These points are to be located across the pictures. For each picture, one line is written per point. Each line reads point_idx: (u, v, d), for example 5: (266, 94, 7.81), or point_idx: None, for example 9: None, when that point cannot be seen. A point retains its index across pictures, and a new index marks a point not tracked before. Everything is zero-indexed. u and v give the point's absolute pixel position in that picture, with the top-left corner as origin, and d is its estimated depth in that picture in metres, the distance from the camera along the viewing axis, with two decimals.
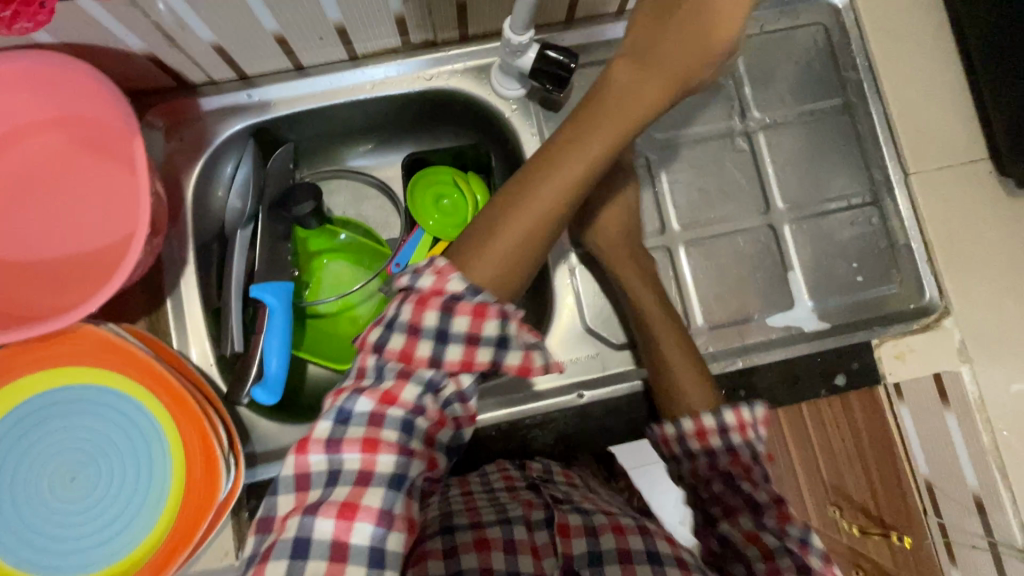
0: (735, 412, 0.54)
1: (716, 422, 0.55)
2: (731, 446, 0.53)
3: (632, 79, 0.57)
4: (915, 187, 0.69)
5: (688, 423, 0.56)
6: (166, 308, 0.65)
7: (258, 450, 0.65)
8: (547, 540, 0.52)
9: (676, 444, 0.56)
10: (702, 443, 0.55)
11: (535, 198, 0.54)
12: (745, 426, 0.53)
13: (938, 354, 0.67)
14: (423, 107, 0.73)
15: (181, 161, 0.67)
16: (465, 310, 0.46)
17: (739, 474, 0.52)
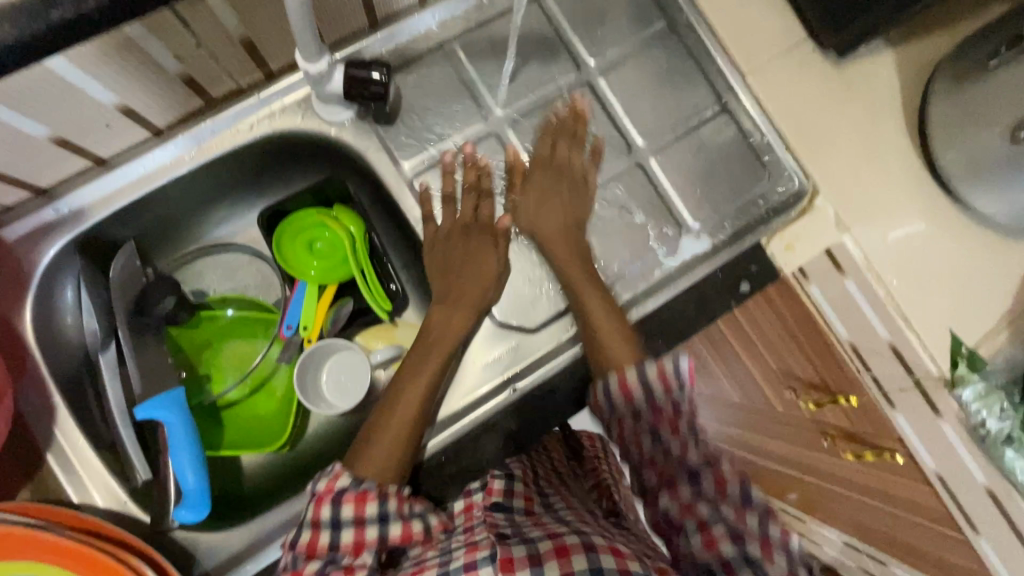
0: (656, 364, 0.55)
1: (639, 377, 0.56)
2: (650, 397, 0.55)
3: (443, 315, 0.65)
4: (754, 85, 0.71)
5: (614, 381, 0.57)
6: (50, 464, 0.59)
7: (209, 565, 0.61)
8: (524, 552, 0.47)
9: (605, 401, 0.58)
10: (624, 393, 0.57)
11: (401, 406, 0.61)
12: (667, 374, 0.55)
13: (819, 232, 0.71)
14: (258, 158, 0.68)
15: (8, 304, 0.60)
16: (349, 500, 0.55)
17: (665, 429, 0.55)
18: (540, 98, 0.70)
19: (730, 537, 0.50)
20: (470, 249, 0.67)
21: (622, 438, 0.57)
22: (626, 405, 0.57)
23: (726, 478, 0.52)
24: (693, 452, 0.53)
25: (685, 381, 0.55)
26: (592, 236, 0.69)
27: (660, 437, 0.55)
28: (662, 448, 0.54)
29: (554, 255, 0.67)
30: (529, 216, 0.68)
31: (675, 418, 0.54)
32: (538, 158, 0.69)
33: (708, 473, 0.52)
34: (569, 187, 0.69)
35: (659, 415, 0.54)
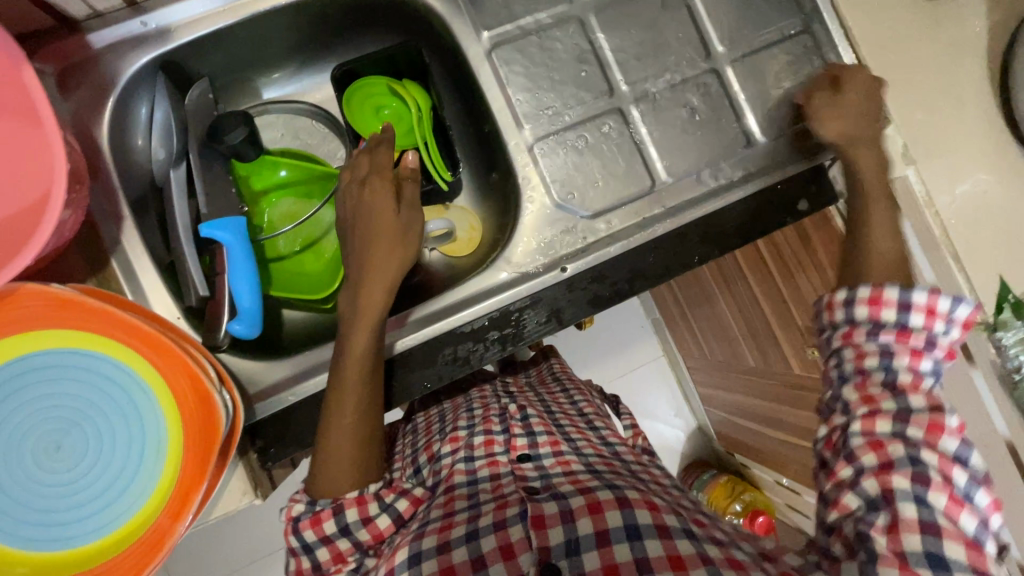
0: (929, 294, 0.51)
1: (901, 297, 0.52)
2: (903, 327, 0.52)
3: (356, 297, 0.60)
4: (842, 7, 0.71)
5: (864, 289, 0.54)
6: (113, 267, 0.60)
7: (252, 391, 0.62)
8: (555, 509, 0.57)
9: (840, 309, 0.55)
10: (871, 314, 0.53)
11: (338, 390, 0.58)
12: (934, 314, 0.52)
13: (886, 161, 0.70)
14: (340, 12, 0.69)
15: (88, 112, 0.61)
16: (305, 525, 0.58)
17: (904, 364, 0.51)
18: None
19: (913, 475, 0.47)
20: (367, 215, 0.61)
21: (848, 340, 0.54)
22: (870, 328, 0.53)
23: (941, 424, 0.48)
24: (918, 392, 0.50)
25: (953, 328, 0.52)
26: (660, 131, 0.68)
27: (896, 363, 0.52)
28: (882, 346, 0.52)
29: (620, 144, 0.68)
30: (600, 103, 0.68)
31: (934, 317, 0.52)
32: (617, 49, 0.69)
33: (926, 450, 0.48)
34: (641, 82, 0.69)
35: (903, 339, 0.52)
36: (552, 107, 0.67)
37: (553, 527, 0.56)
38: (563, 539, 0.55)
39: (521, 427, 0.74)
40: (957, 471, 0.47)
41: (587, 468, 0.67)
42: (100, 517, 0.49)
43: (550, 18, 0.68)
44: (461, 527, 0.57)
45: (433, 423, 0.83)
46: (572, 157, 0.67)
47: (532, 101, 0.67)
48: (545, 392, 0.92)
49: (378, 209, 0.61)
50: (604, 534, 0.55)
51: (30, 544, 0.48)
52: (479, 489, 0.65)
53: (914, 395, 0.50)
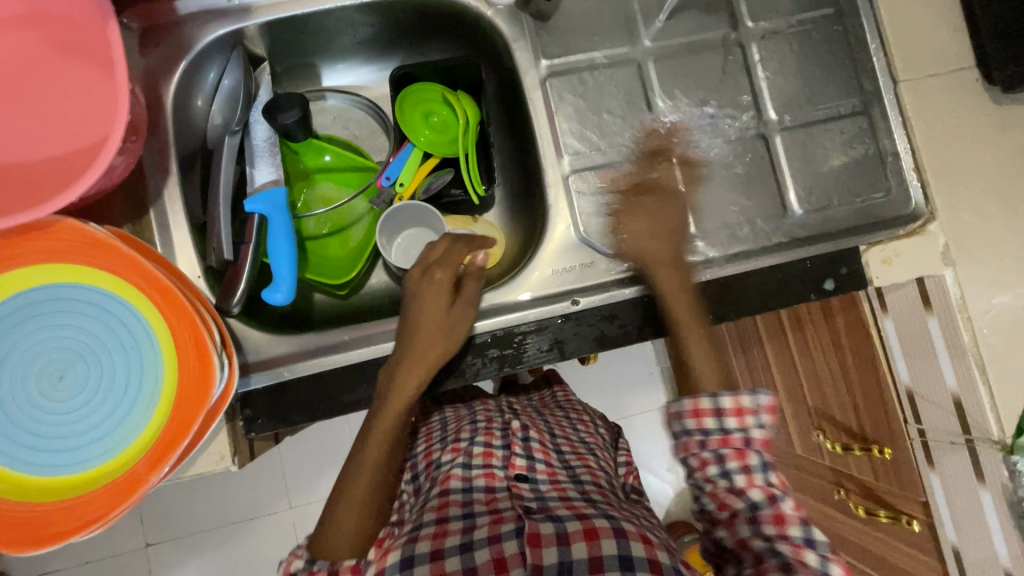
0: (735, 398, 0.56)
1: (713, 405, 0.57)
2: (724, 428, 0.56)
3: (419, 337, 0.60)
4: (905, 95, 0.70)
5: (688, 403, 0.57)
6: (150, 217, 0.63)
7: (253, 359, 0.63)
8: (551, 531, 0.57)
9: (678, 422, 0.58)
10: (697, 425, 0.57)
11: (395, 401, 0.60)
12: (743, 411, 0.56)
13: (924, 258, 0.68)
14: (409, 17, 0.71)
15: (160, 69, 0.65)
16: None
17: (737, 467, 0.56)
18: (689, 45, 0.70)
19: (779, 565, 0.52)
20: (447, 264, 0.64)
21: (703, 472, 0.57)
22: (700, 438, 0.57)
23: (784, 515, 0.54)
24: (755, 490, 0.55)
25: (762, 416, 0.57)
26: (697, 186, 0.68)
27: (731, 467, 0.56)
28: (714, 451, 0.56)
29: (655, 190, 0.68)
30: (642, 148, 0.69)
31: (742, 413, 0.56)
32: (670, 99, 0.70)
33: (780, 540, 0.53)
34: (688, 134, 0.69)
35: (730, 444, 0.56)
36: (596, 141, 0.68)
37: (548, 547, 0.55)
38: (555, 561, 0.54)
39: (523, 449, 0.72)
40: (809, 554, 0.52)
41: (582, 496, 0.65)
42: (86, 451, 0.51)
43: (610, 57, 0.69)
44: (456, 537, 0.58)
45: (433, 428, 0.81)
46: (607, 194, 0.68)
47: (577, 133, 0.68)
48: (549, 414, 0.89)
49: (427, 306, 0.61)
50: (596, 560, 0.54)
51: (12, 463, 0.50)
52: (474, 499, 0.64)
53: (754, 492, 0.55)
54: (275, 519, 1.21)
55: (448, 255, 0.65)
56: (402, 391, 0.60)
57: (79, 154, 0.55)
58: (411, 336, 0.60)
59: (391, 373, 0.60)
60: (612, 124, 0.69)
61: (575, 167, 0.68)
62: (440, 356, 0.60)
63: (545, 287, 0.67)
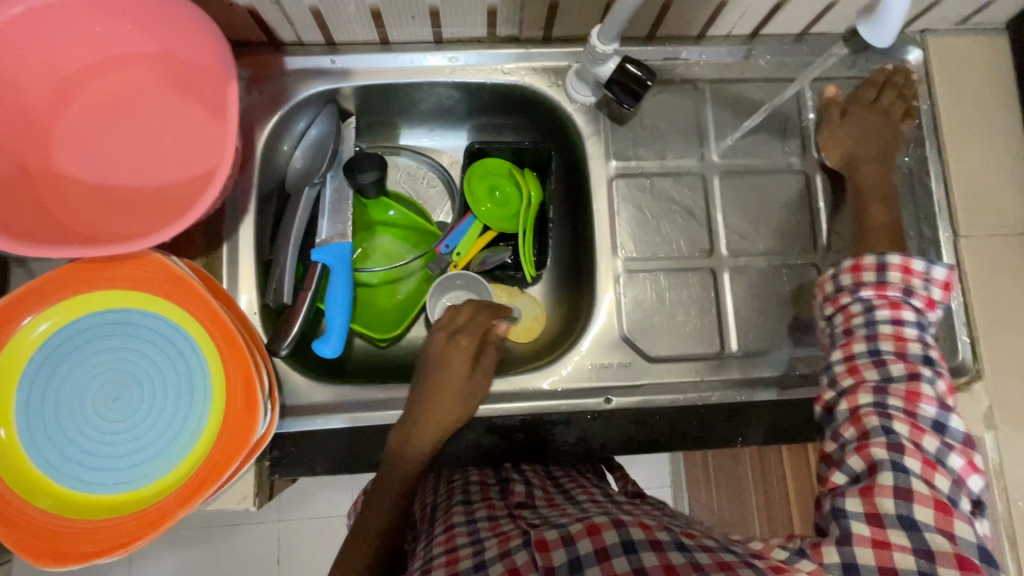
0: (906, 257, 0.56)
1: (878, 262, 0.56)
2: (883, 282, 0.56)
3: (439, 391, 0.62)
4: (963, 249, 0.70)
5: (847, 277, 0.57)
6: (222, 251, 0.67)
7: (290, 403, 0.65)
8: (557, 535, 0.47)
9: (846, 295, 0.57)
10: (855, 280, 0.57)
11: (411, 451, 0.62)
12: (861, 268, 0.57)
13: (964, 417, 0.67)
14: (493, 99, 0.75)
15: (258, 116, 0.69)
16: None
17: (888, 313, 0.55)
18: (755, 165, 0.73)
19: (887, 444, 0.48)
20: (473, 327, 0.66)
21: (846, 324, 0.56)
22: (853, 289, 0.57)
23: (920, 392, 0.50)
24: (914, 345, 0.53)
25: (932, 287, 0.56)
26: (744, 304, 0.69)
27: (880, 313, 0.55)
28: (869, 308, 0.55)
29: (701, 301, 0.69)
30: (694, 261, 0.70)
31: (930, 307, 0.56)
32: (729, 214, 0.71)
33: (894, 363, 0.52)
34: (742, 252, 0.71)
35: (884, 294, 0.55)
36: (653, 245, 0.70)
37: (556, 551, 0.46)
38: (565, 560, 0.45)
39: (518, 475, 0.64)
40: (928, 389, 0.50)
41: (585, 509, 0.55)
42: (124, 474, 0.53)
43: (677, 168, 0.72)
44: (466, 561, 0.48)
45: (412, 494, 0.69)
46: (655, 297, 0.69)
47: (635, 234, 0.71)
48: None
49: (450, 371, 0.64)
50: (604, 551, 0.44)
51: (55, 474, 0.52)
52: (476, 526, 0.54)
53: (889, 342, 0.53)
54: (262, 539, 1.21)
55: (472, 321, 0.67)
56: (418, 448, 0.62)
57: (180, 192, 0.60)
58: (428, 401, 0.62)
59: (404, 430, 0.62)
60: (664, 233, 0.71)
61: (630, 267, 0.70)
62: (455, 416, 0.63)
63: (589, 381, 0.67)
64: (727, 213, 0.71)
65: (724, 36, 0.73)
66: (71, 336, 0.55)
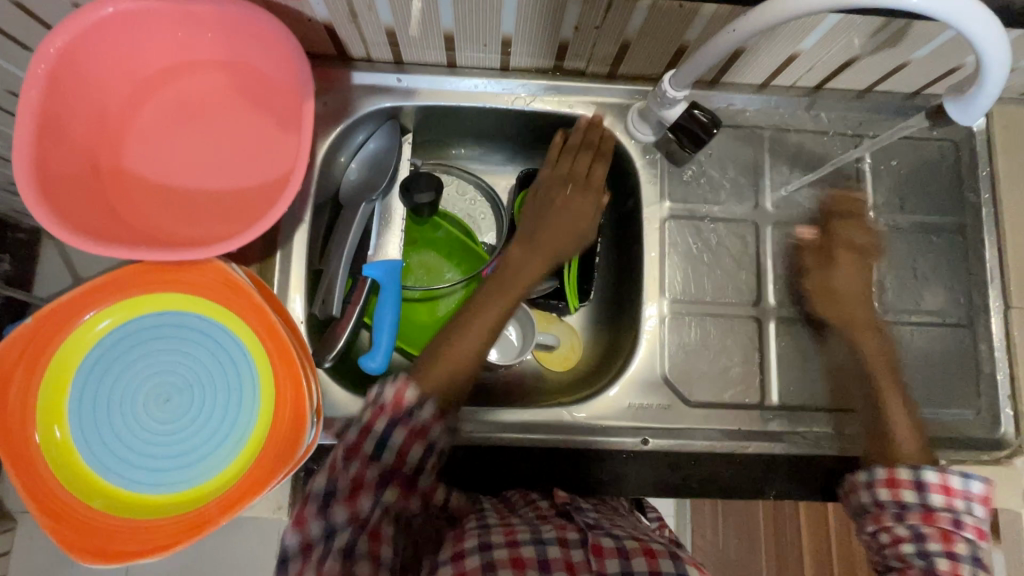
0: (940, 472, 0.58)
1: (913, 478, 0.59)
2: (926, 503, 0.58)
3: (521, 257, 0.67)
4: (1012, 321, 0.70)
5: (880, 471, 0.61)
6: (275, 259, 0.67)
7: (329, 414, 0.65)
8: (612, 545, 0.54)
9: (863, 492, 0.61)
10: (892, 498, 0.59)
11: (496, 299, 0.63)
12: (949, 488, 0.58)
13: (1007, 495, 0.66)
14: (550, 129, 0.76)
15: (322, 127, 0.70)
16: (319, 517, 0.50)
17: (937, 498, 0.58)
18: (808, 218, 0.72)
19: None
20: (567, 206, 0.70)
21: (896, 551, 0.58)
22: (895, 511, 0.59)
23: (960, 571, 0.55)
24: (959, 573, 0.55)
25: (973, 506, 0.58)
26: (787, 356, 0.69)
27: (931, 549, 0.57)
28: (913, 529, 0.58)
29: (743, 350, 0.69)
30: (741, 308, 0.70)
31: (981, 535, 0.58)
32: (778, 264, 0.71)
33: (950, 574, 0.55)
34: (788, 304, 0.71)
35: (934, 522, 0.57)
36: (700, 291, 0.70)
37: (608, 559, 0.53)
38: (617, 569, 0.52)
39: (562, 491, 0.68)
40: None
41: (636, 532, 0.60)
42: (168, 475, 0.54)
43: (730, 216, 0.72)
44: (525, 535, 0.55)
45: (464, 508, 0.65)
46: (699, 343, 0.69)
47: (684, 277, 0.70)
48: None
49: (579, 217, 0.69)
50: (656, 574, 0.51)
51: (103, 470, 0.53)
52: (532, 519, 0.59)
53: (942, 559, 0.56)
54: None
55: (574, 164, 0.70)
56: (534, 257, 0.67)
57: (247, 199, 0.60)
58: (515, 270, 0.66)
59: (500, 280, 0.65)
60: (717, 280, 0.70)
61: (677, 312, 0.70)
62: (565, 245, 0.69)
63: (629, 421, 0.67)
64: (776, 263, 0.71)
65: (787, 87, 0.73)
66: (128, 335, 0.55)
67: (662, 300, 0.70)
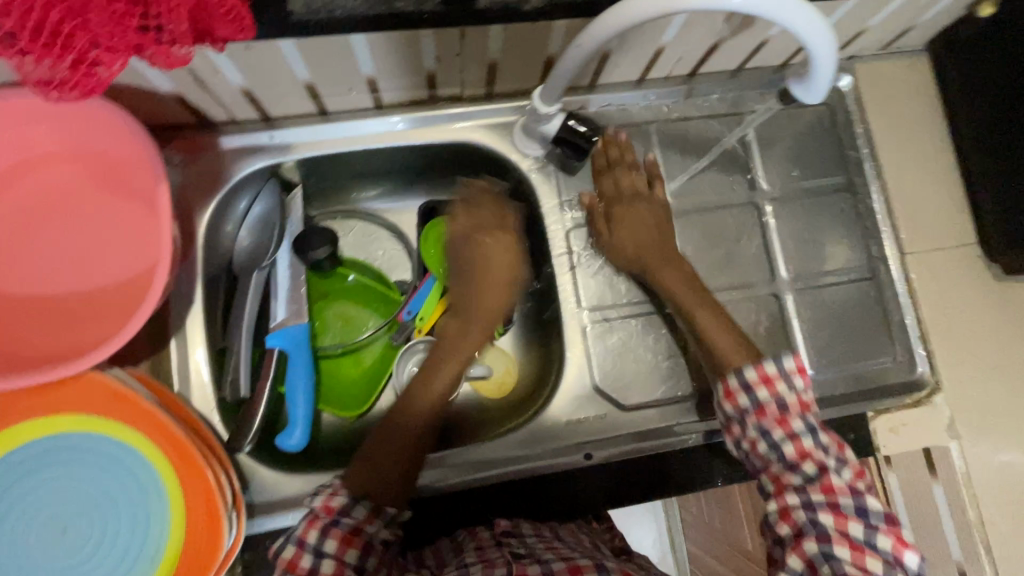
0: (758, 368, 0.58)
1: (742, 380, 0.58)
2: (756, 402, 0.58)
3: (454, 333, 0.69)
4: (909, 265, 0.73)
5: (721, 388, 0.60)
6: (170, 349, 0.63)
7: (258, 499, 0.62)
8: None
9: (741, 398, 0.58)
10: (734, 405, 0.59)
11: (438, 376, 0.67)
12: (770, 378, 0.58)
13: (928, 429, 0.70)
14: (440, 157, 0.74)
15: (197, 201, 0.66)
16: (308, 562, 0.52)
17: (766, 393, 0.58)
18: (707, 202, 0.74)
19: (817, 537, 0.51)
20: (478, 260, 0.71)
21: (755, 453, 0.57)
22: (739, 419, 0.59)
23: (833, 486, 0.53)
24: (810, 461, 0.55)
25: (793, 380, 0.58)
26: None
27: (778, 438, 0.56)
28: (773, 440, 0.56)
29: (668, 344, 0.69)
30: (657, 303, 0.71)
31: (806, 403, 0.58)
32: (686, 253, 0.72)
33: (813, 487, 0.53)
34: (703, 289, 0.71)
35: (766, 415, 0.57)
36: (615, 294, 0.70)
37: None
38: None
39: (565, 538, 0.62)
40: (840, 483, 0.53)
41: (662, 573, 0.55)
42: None
43: None
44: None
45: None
46: (623, 347, 0.69)
47: (597, 285, 0.71)
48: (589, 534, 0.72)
49: (496, 265, 0.71)
50: None
51: None
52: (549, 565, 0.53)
53: (806, 463, 0.54)
54: None
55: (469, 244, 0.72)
56: (459, 345, 0.69)
57: (116, 296, 0.56)
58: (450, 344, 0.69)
59: (430, 359, 0.68)
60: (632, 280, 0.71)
61: (597, 319, 0.70)
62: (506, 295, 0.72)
63: (569, 438, 0.67)
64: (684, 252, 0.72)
65: (663, 78, 0.73)
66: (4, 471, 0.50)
67: (581, 310, 0.70)
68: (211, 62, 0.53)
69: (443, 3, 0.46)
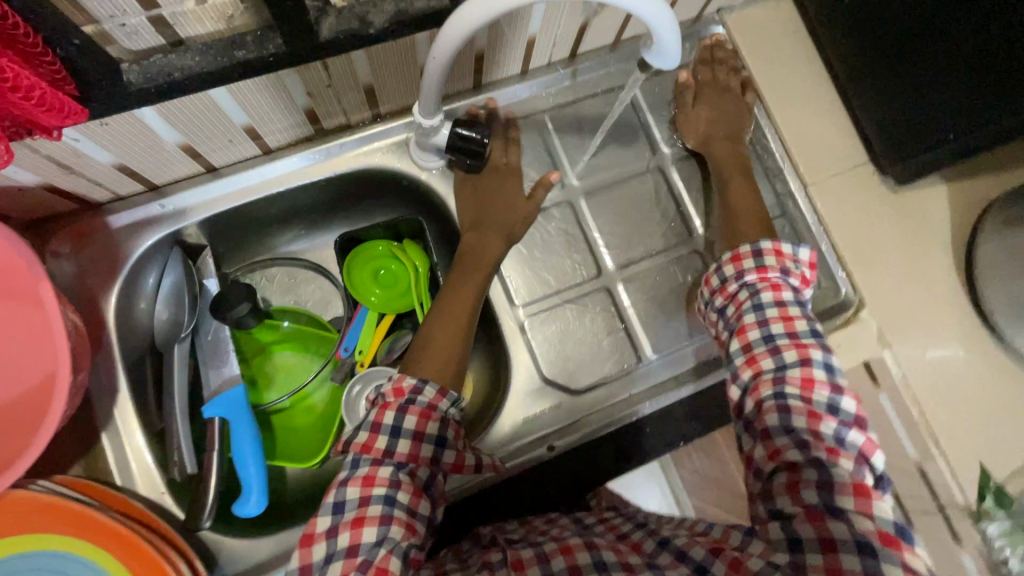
0: (774, 242, 0.59)
1: (752, 249, 0.59)
2: (762, 265, 0.58)
3: (474, 242, 0.68)
4: (814, 195, 0.76)
5: (727, 267, 0.60)
6: (103, 444, 0.61)
7: (230, 572, 0.61)
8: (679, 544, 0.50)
9: (725, 285, 0.60)
10: (735, 268, 0.59)
11: (455, 304, 0.64)
12: (781, 252, 0.59)
13: (861, 344, 0.73)
14: (344, 188, 0.73)
15: (97, 287, 0.64)
16: (353, 484, 0.49)
17: (771, 259, 0.58)
18: (615, 175, 0.75)
19: (793, 442, 0.49)
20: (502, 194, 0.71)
21: (737, 313, 0.57)
22: (737, 278, 0.59)
23: (813, 379, 0.51)
24: (791, 326, 0.54)
25: (800, 263, 0.60)
26: (644, 309, 0.72)
27: (764, 298, 0.56)
28: (762, 313, 0.55)
29: (605, 321, 0.71)
30: (587, 284, 0.72)
31: (804, 284, 0.59)
32: (604, 229, 0.73)
33: (786, 348, 0.53)
34: (628, 261, 0.73)
35: (764, 277, 0.58)
36: (545, 285, 0.71)
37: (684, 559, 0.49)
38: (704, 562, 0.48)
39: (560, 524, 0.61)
40: (819, 370, 0.52)
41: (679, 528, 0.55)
42: None
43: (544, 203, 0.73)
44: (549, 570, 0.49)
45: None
46: (564, 334, 0.70)
47: (526, 280, 0.71)
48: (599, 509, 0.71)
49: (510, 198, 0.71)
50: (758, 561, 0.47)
51: None
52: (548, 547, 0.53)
53: (780, 331, 0.54)
54: None
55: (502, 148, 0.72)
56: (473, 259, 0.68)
57: (24, 407, 0.54)
58: (472, 252, 0.68)
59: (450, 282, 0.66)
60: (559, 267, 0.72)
61: (532, 312, 0.70)
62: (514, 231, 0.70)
63: (531, 434, 0.67)
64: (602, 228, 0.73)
65: (546, 65, 0.74)
66: None
67: (516, 308, 0.70)
68: (68, 144, 0.51)
69: (283, 42, 0.45)
